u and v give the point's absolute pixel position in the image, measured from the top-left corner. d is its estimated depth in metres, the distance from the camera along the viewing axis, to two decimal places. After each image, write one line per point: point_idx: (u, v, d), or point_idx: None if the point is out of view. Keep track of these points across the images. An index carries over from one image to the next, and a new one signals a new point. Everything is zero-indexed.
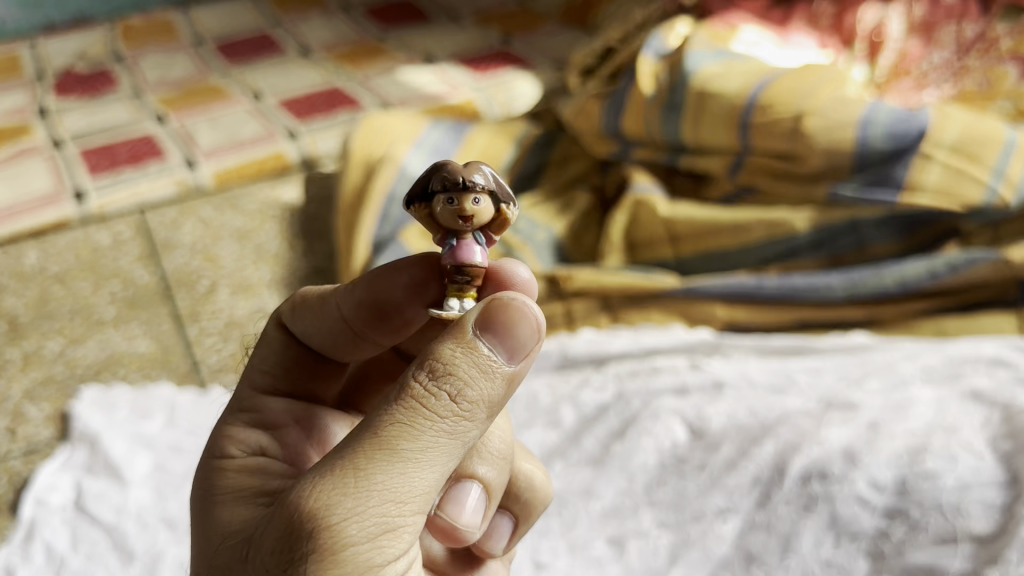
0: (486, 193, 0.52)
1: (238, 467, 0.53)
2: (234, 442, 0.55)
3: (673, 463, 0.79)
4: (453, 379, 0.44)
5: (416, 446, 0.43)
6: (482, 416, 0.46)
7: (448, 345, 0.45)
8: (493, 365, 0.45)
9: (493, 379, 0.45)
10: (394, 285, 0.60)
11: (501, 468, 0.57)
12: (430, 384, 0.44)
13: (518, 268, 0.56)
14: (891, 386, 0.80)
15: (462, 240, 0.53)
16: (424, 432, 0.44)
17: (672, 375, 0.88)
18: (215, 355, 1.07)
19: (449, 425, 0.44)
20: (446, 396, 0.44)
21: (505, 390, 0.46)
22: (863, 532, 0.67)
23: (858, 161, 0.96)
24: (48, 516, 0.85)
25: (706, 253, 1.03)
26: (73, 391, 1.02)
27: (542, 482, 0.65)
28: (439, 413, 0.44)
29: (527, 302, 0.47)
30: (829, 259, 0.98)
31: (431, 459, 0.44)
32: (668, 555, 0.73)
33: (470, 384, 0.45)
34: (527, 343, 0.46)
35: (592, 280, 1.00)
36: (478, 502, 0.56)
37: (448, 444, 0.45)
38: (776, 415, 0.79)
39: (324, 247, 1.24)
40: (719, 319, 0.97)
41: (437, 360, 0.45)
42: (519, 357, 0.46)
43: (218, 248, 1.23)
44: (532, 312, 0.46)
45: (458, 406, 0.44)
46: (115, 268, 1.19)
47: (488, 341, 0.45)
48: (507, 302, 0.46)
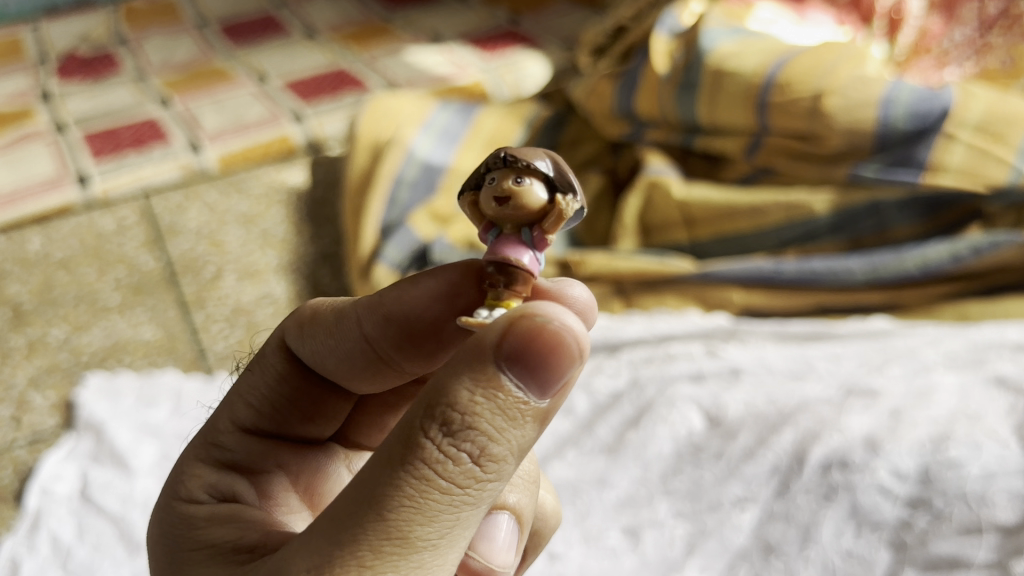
0: (532, 174, 0.46)
1: (207, 518, 0.48)
2: (202, 487, 0.51)
3: (689, 451, 0.78)
4: (475, 437, 0.38)
5: (433, 527, 0.39)
6: (511, 467, 0.41)
7: (466, 385, 0.38)
8: (524, 408, 0.39)
9: (523, 425, 0.40)
10: (427, 296, 0.55)
11: (529, 493, 0.56)
12: (447, 445, 0.38)
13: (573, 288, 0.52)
14: (913, 372, 0.78)
15: (505, 235, 0.47)
16: (442, 509, 0.39)
17: (687, 362, 0.86)
18: (222, 342, 1.06)
19: (470, 493, 0.40)
20: (467, 460, 0.39)
21: (538, 428, 0.41)
22: (885, 522, 0.66)
23: (879, 141, 0.93)
24: (54, 506, 0.84)
25: (722, 236, 1.01)
26: (78, 379, 1.01)
27: (553, 509, 0.63)
28: (458, 482, 0.39)
29: (563, 315, 0.40)
30: (849, 242, 0.96)
31: (450, 537, 0.40)
32: (685, 546, 0.71)
33: (495, 440, 0.39)
34: (567, 374, 0.39)
35: (605, 265, 0.98)
36: (510, 535, 0.54)
37: (469, 507, 0.40)
38: (795, 404, 0.77)
39: (331, 233, 1.22)
40: (736, 304, 0.95)
41: (451, 410, 0.38)
42: (555, 390, 0.39)
43: (224, 233, 1.22)
44: (572, 330, 0.39)
45: (480, 468, 0.39)
46: (120, 253, 1.18)
47: (515, 375, 0.38)
48: (539, 325, 0.38)
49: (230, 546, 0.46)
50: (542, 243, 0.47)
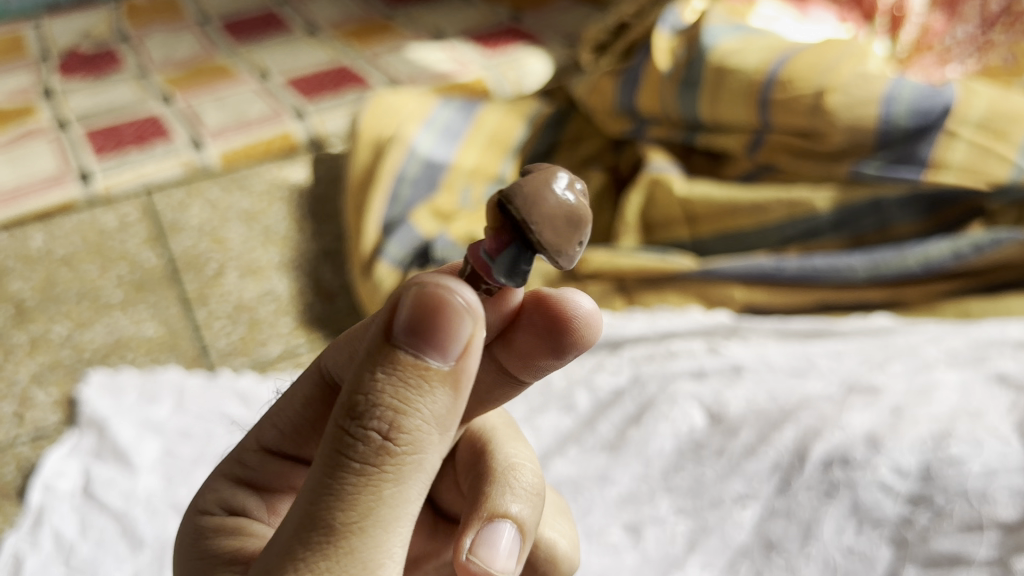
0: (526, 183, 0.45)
1: (216, 528, 0.51)
2: (214, 501, 0.54)
3: (691, 448, 0.78)
4: (380, 413, 0.40)
5: (357, 510, 0.40)
6: (432, 438, 0.41)
7: (371, 370, 0.40)
8: (423, 375, 0.40)
9: (431, 392, 0.40)
10: None
11: (533, 506, 0.57)
12: (357, 427, 0.40)
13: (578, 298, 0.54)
14: (914, 369, 0.78)
15: None
16: (360, 490, 0.40)
17: (689, 359, 0.86)
18: (224, 338, 1.06)
19: (388, 470, 0.40)
20: (377, 438, 0.40)
21: (452, 398, 0.41)
22: (886, 519, 0.66)
23: (882, 138, 0.93)
24: (57, 502, 0.84)
25: (725, 234, 1.01)
26: (80, 375, 1.01)
27: (565, 551, 0.63)
28: (372, 461, 0.40)
29: (449, 282, 0.41)
30: (851, 239, 0.96)
31: (379, 518, 0.41)
32: (686, 542, 0.72)
33: (402, 412, 0.40)
34: (456, 332, 0.40)
35: (607, 262, 0.98)
36: (512, 544, 0.54)
37: (396, 485, 0.41)
38: (796, 401, 0.78)
39: (333, 230, 1.22)
40: (737, 301, 0.95)
41: (358, 395, 0.40)
42: (452, 352, 0.40)
43: (226, 229, 1.22)
44: (456, 293, 0.40)
45: (393, 442, 0.40)
46: (122, 250, 1.18)
47: (411, 348, 0.40)
48: (416, 295, 0.40)
49: (230, 557, 0.48)
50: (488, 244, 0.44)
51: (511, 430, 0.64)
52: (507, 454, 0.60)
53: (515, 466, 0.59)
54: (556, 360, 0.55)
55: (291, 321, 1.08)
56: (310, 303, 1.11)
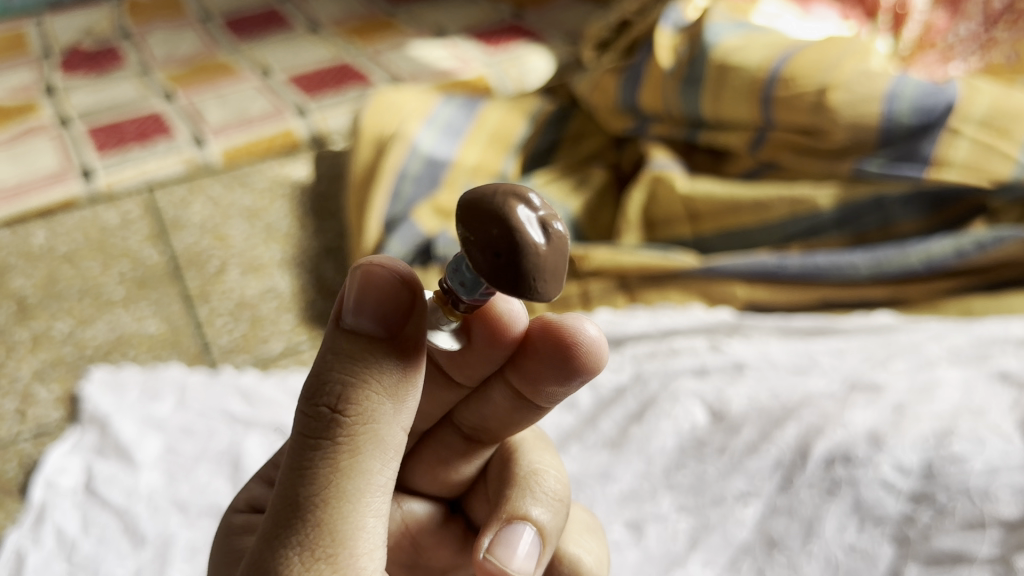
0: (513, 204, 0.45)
1: (241, 524, 0.56)
2: (248, 499, 0.59)
3: (692, 446, 0.78)
4: (330, 388, 0.43)
5: (317, 483, 0.43)
6: (383, 408, 0.44)
7: (324, 356, 0.44)
8: (367, 350, 0.43)
9: (379, 364, 0.43)
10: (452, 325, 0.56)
11: (555, 511, 0.59)
12: (313, 404, 0.43)
13: (586, 324, 0.55)
14: (917, 366, 0.78)
15: None
16: (319, 461, 0.43)
17: (691, 356, 0.86)
18: (226, 335, 1.06)
19: (342, 441, 0.43)
20: (328, 412, 0.43)
21: (401, 369, 0.44)
22: (888, 517, 0.66)
23: (884, 135, 0.93)
24: (59, 499, 0.84)
25: (727, 231, 1.01)
26: (82, 372, 1.01)
27: (593, 564, 0.63)
28: (327, 434, 0.43)
29: (385, 260, 0.45)
30: (853, 237, 0.96)
31: (340, 490, 0.43)
32: (688, 539, 0.72)
33: (351, 385, 0.43)
34: (394, 305, 0.43)
35: (609, 259, 0.98)
36: (531, 546, 0.56)
37: (352, 455, 0.44)
38: (799, 398, 0.78)
39: (335, 227, 1.22)
40: (740, 299, 0.95)
41: (314, 379, 0.44)
42: (392, 324, 0.43)
43: (228, 226, 1.21)
44: (394, 269, 0.44)
45: (344, 414, 0.43)
46: (124, 247, 1.18)
47: (354, 326, 0.43)
48: (353, 276, 0.43)
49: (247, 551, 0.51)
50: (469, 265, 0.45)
51: (540, 443, 0.66)
52: (531, 461, 0.62)
53: (538, 472, 0.61)
54: (568, 383, 0.57)
55: (293, 318, 1.08)
56: (312, 300, 1.11)
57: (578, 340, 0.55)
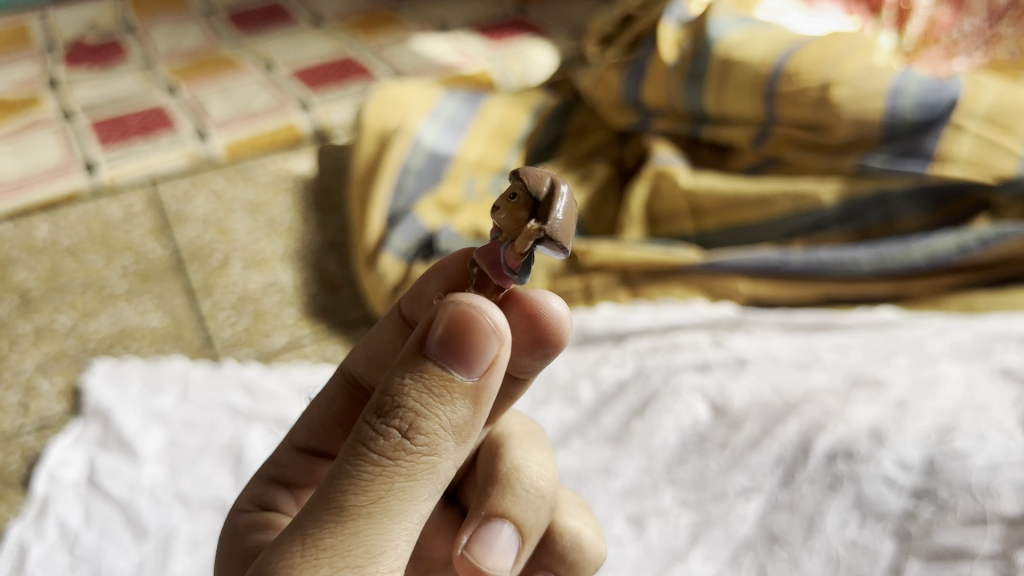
0: (528, 198, 0.46)
1: (247, 525, 0.54)
2: (250, 498, 0.58)
3: (694, 441, 0.78)
4: (404, 411, 0.42)
5: (366, 500, 0.41)
6: (446, 447, 0.43)
7: (400, 374, 0.43)
8: (449, 385, 0.42)
9: (452, 402, 0.43)
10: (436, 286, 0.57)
11: (536, 507, 0.58)
12: (379, 423, 0.42)
13: (551, 299, 0.56)
14: (919, 362, 0.78)
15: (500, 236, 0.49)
16: (374, 479, 0.42)
17: (693, 352, 0.86)
18: (229, 329, 1.06)
19: (402, 466, 0.42)
20: (397, 434, 0.42)
21: (469, 410, 0.43)
22: (890, 512, 0.66)
23: (887, 131, 0.93)
24: (61, 492, 0.84)
25: (729, 227, 1.00)
26: (85, 365, 1.01)
27: (590, 542, 0.62)
28: (390, 454, 0.42)
29: (483, 305, 0.44)
30: (856, 233, 0.96)
31: (388, 510, 0.42)
32: (689, 534, 0.72)
33: (424, 414, 0.42)
34: (486, 351, 0.42)
35: (611, 254, 0.97)
36: (509, 542, 0.56)
37: (407, 483, 0.42)
38: (801, 393, 0.77)
39: (337, 221, 1.22)
40: (742, 294, 0.95)
41: (385, 395, 0.42)
42: (479, 369, 0.43)
43: (231, 220, 1.21)
44: (489, 314, 0.43)
45: (412, 441, 0.42)
46: (127, 241, 1.18)
47: (440, 358, 0.42)
48: (453, 311, 0.43)
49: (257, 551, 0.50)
50: (514, 262, 0.48)
51: (529, 435, 0.64)
52: (513, 456, 0.61)
53: (520, 467, 0.59)
54: (537, 357, 0.57)
55: (295, 312, 1.08)
56: (314, 295, 1.11)
57: (541, 311, 0.55)
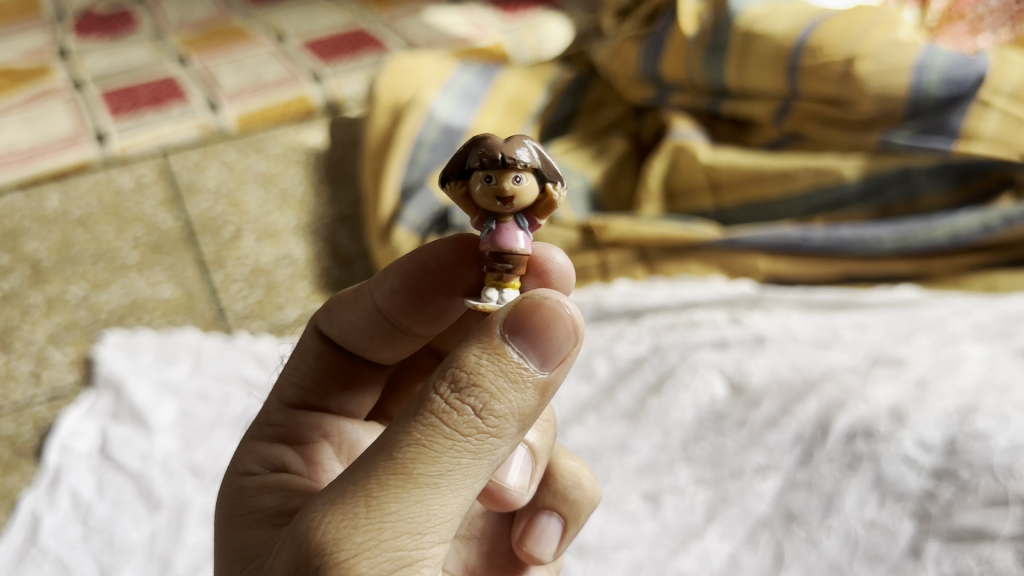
0: (530, 171, 0.49)
1: (258, 486, 0.51)
2: (256, 460, 0.54)
3: (711, 419, 0.78)
4: (479, 391, 0.40)
5: (434, 472, 0.40)
6: (512, 430, 0.42)
7: (474, 352, 0.41)
8: (523, 373, 0.41)
9: (524, 391, 0.41)
10: (423, 268, 0.58)
11: (544, 430, 0.59)
12: (452, 398, 0.40)
13: (553, 254, 0.56)
14: (940, 342, 0.77)
15: (503, 224, 0.50)
16: (444, 452, 0.40)
17: (710, 329, 0.85)
18: (241, 302, 1.05)
19: (472, 445, 0.40)
20: (470, 411, 0.40)
21: (536, 401, 0.42)
22: (909, 492, 0.66)
23: (912, 107, 0.91)
24: (74, 462, 0.84)
25: (748, 203, 0.99)
26: (97, 336, 1.01)
27: (589, 480, 0.62)
28: (461, 430, 0.40)
29: (561, 300, 0.44)
30: (878, 210, 0.94)
31: (453, 484, 0.40)
32: (706, 512, 0.72)
33: (497, 397, 0.41)
34: (562, 346, 0.42)
35: (629, 230, 0.96)
36: (524, 463, 0.58)
37: (471, 463, 0.41)
38: (821, 372, 0.77)
39: (350, 194, 1.21)
40: (761, 271, 0.94)
41: (460, 370, 0.41)
42: (553, 362, 0.42)
43: (242, 192, 1.20)
44: (568, 310, 0.43)
45: (483, 421, 0.40)
46: (139, 212, 1.17)
47: (518, 346, 0.41)
48: (537, 302, 0.42)
49: (274, 510, 0.48)
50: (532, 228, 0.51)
51: None
52: None
53: None
54: None
55: (308, 286, 1.08)
56: (327, 268, 1.10)
57: (549, 269, 0.55)
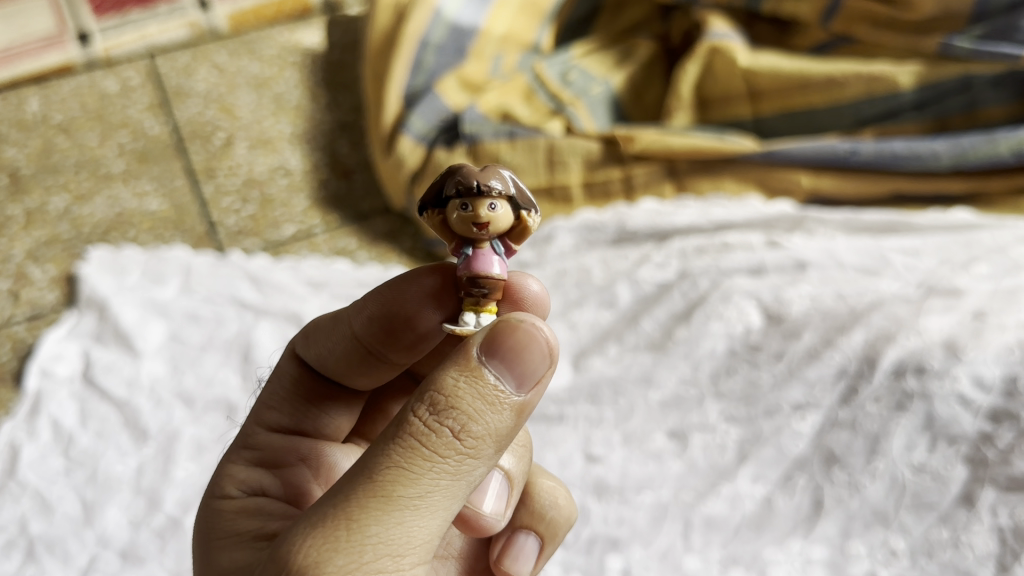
0: (505, 197, 0.44)
1: (236, 509, 0.46)
2: (234, 481, 0.48)
3: (745, 350, 0.71)
4: (457, 413, 0.36)
5: (413, 495, 0.36)
6: (489, 452, 0.38)
7: (451, 374, 0.37)
8: (501, 396, 0.37)
9: (502, 413, 0.37)
10: (405, 297, 0.51)
11: (520, 455, 0.52)
12: (430, 421, 0.36)
13: (529, 280, 0.51)
14: (1002, 272, 0.70)
15: (478, 249, 0.45)
16: (423, 476, 0.36)
17: (746, 252, 0.78)
18: (234, 216, 0.99)
19: (451, 468, 0.37)
20: (449, 433, 0.36)
21: (514, 424, 0.38)
22: (964, 435, 0.60)
23: (980, 8, 0.84)
24: (55, 388, 0.79)
25: (790, 111, 0.91)
26: (80, 252, 0.94)
27: (567, 499, 0.55)
28: (440, 452, 0.36)
29: (536, 321, 0.39)
30: (934, 122, 0.87)
31: (432, 506, 0.37)
32: (737, 453, 0.66)
33: (475, 419, 0.37)
34: (538, 369, 0.38)
35: (657, 141, 0.88)
36: (500, 489, 0.50)
37: (451, 486, 0.37)
38: (869, 302, 0.70)
39: (349, 100, 1.12)
40: (803, 189, 0.86)
41: (437, 392, 0.37)
42: (529, 385, 0.38)
43: (234, 96, 1.12)
44: (543, 332, 0.39)
45: (462, 443, 0.37)
46: (124, 117, 1.09)
47: (495, 368, 0.37)
48: (514, 325, 0.38)
49: (253, 534, 0.44)
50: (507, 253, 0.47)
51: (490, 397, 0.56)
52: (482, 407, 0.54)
53: None
54: None
55: (305, 200, 1.01)
56: (325, 181, 1.03)
57: (524, 297, 0.50)
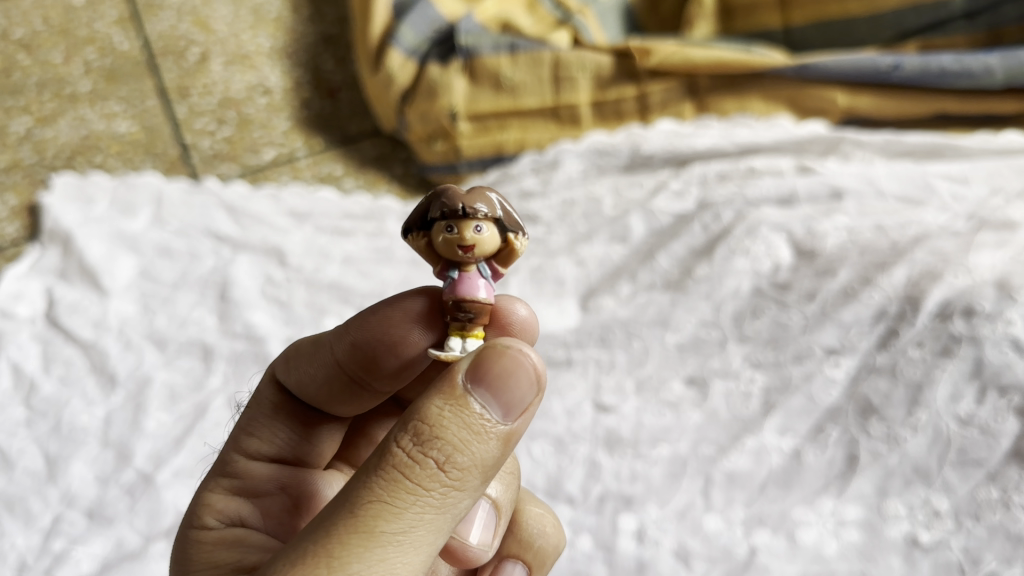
0: (492, 219, 0.39)
1: (214, 539, 0.41)
2: (212, 510, 0.43)
3: (772, 289, 0.65)
4: (441, 443, 0.32)
5: (396, 530, 0.32)
6: (475, 483, 0.33)
7: (434, 403, 0.33)
8: (487, 425, 0.33)
9: (489, 443, 0.33)
10: (388, 325, 0.45)
11: (507, 482, 0.47)
12: (414, 452, 0.32)
13: (515, 304, 0.45)
14: None
15: (464, 271, 0.40)
16: (407, 509, 0.32)
17: (775, 179, 0.72)
18: (208, 138, 0.92)
19: (435, 501, 0.32)
20: (433, 464, 0.32)
21: (502, 457, 0.34)
22: (1017, 384, 0.54)
23: None
24: (14, 329, 0.71)
25: (824, 21, 0.83)
26: (44, 180, 0.86)
27: (555, 527, 0.49)
28: (424, 484, 0.32)
29: (523, 346, 0.35)
30: (986, 33, 0.79)
31: (417, 541, 0.32)
32: (762, 403, 0.60)
33: (462, 448, 0.32)
34: (526, 397, 0.34)
35: (677, 54, 0.79)
36: (488, 519, 0.45)
37: (436, 521, 0.33)
38: (913, 236, 0.64)
39: (334, 12, 1.03)
40: (838, 108, 0.79)
41: (421, 421, 0.33)
42: (517, 414, 0.34)
43: (210, 7, 1.00)
44: (531, 358, 0.34)
45: (447, 475, 0.32)
46: (90, 32, 0.97)
47: (482, 397, 0.33)
48: (500, 351, 0.34)
49: (231, 568, 0.38)
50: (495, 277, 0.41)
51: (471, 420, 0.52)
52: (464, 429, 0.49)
53: None
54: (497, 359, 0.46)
55: (286, 121, 0.95)
56: (308, 100, 0.97)
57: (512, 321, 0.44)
